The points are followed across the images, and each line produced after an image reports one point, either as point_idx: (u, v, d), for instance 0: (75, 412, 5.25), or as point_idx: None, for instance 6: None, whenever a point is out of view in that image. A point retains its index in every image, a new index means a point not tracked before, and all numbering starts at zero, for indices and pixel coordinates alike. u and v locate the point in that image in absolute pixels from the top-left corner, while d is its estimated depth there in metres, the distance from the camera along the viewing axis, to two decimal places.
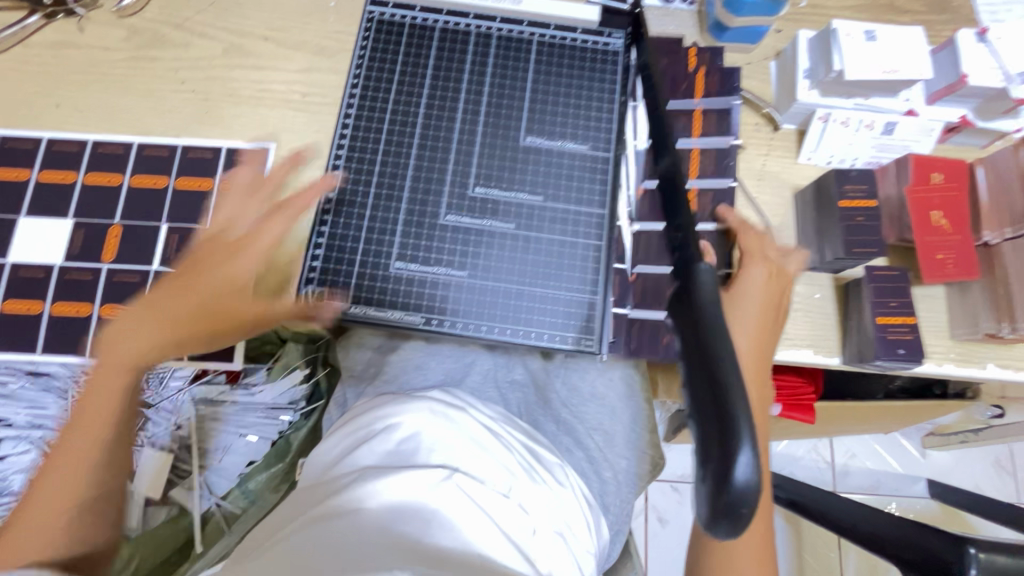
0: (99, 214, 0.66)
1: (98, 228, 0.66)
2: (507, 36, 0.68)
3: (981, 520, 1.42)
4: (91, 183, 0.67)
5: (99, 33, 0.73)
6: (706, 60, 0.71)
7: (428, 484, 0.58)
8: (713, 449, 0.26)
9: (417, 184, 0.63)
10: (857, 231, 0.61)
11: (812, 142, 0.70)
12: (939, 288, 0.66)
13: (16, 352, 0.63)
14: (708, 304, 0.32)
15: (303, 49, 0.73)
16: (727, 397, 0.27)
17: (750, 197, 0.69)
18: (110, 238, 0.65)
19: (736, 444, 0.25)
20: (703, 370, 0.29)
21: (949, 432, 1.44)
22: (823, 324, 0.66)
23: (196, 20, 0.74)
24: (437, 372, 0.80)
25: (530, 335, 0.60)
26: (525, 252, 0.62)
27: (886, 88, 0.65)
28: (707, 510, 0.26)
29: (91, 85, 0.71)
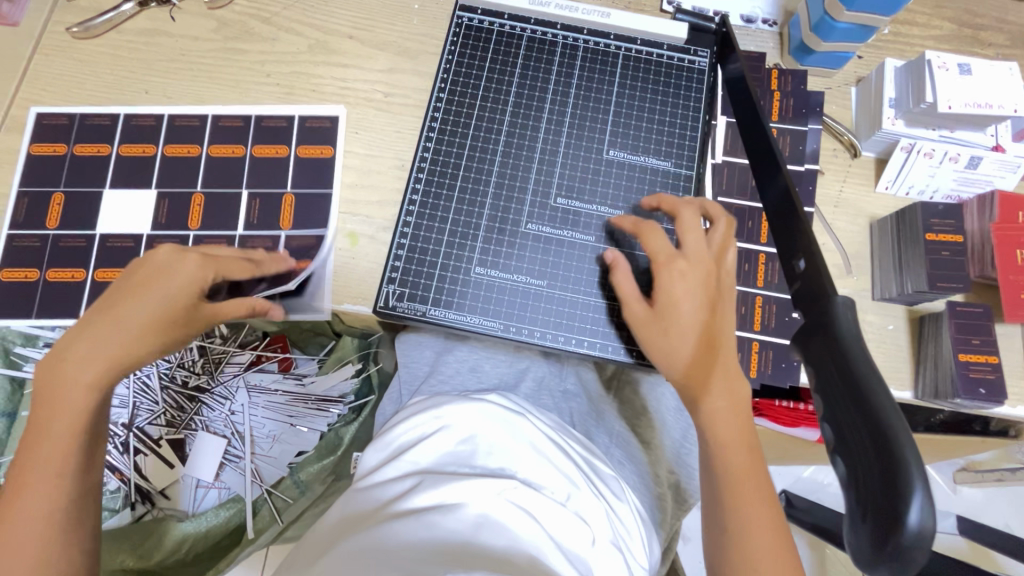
0: (180, 183, 0.68)
1: (181, 196, 0.68)
2: (594, 49, 0.69)
3: (1011, 561, 1.38)
4: (171, 155, 0.69)
5: (190, 23, 0.74)
6: (788, 84, 0.71)
7: (493, 491, 0.59)
8: (877, 495, 0.28)
9: (501, 191, 0.64)
10: (941, 265, 0.61)
11: (893, 172, 0.69)
12: (1017, 328, 0.65)
13: None
14: (854, 346, 0.32)
15: (386, 49, 0.74)
16: (894, 446, 0.28)
17: (826, 223, 0.69)
18: (194, 206, 0.67)
19: (907, 492, 0.27)
20: (860, 417, 0.30)
21: (983, 469, 1.41)
22: (897, 355, 0.65)
23: (283, 15, 0.75)
24: (493, 376, 0.80)
25: (607, 348, 0.60)
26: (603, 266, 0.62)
27: (976, 122, 0.64)
28: (869, 548, 0.28)
29: (179, 73, 0.72)
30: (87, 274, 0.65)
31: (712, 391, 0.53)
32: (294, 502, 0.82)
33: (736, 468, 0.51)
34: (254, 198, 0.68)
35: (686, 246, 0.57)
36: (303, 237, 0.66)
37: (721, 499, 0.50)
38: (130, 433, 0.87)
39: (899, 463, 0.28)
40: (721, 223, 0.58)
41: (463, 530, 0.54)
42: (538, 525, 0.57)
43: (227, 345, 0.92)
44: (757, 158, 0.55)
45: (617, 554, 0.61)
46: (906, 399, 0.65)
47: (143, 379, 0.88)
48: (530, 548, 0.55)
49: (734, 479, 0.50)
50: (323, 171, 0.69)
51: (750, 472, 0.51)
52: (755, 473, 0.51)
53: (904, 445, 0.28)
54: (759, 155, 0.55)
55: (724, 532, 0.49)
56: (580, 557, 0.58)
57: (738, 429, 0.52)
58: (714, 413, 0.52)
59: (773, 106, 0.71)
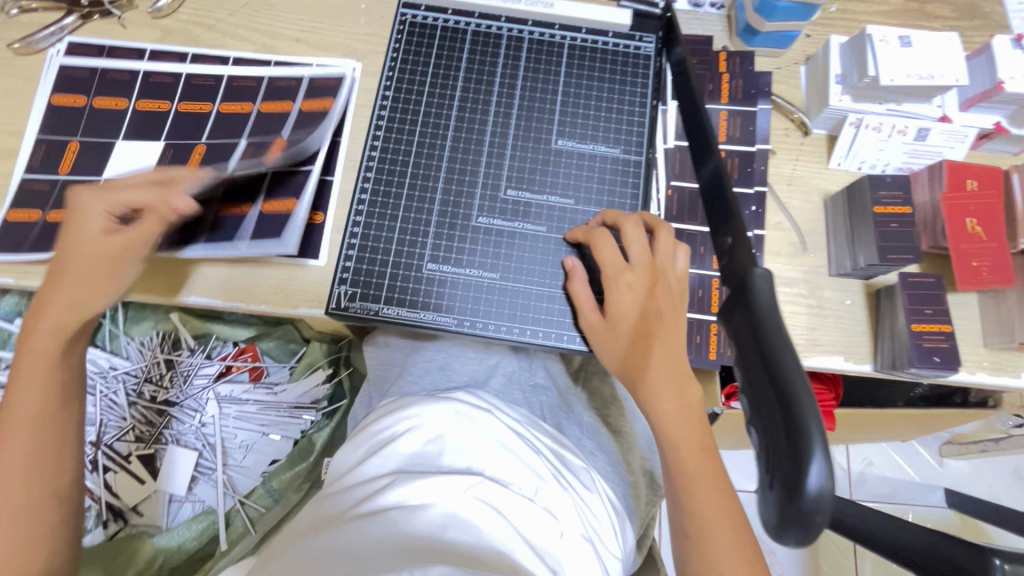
0: (182, 136, 0.69)
1: (184, 146, 0.68)
2: (539, 39, 0.69)
3: (1000, 532, 1.38)
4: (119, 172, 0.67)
5: (135, 33, 0.74)
6: (736, 65, 0.71)
7: (457, 488, 0.58)
8: (782, 457, 0.27)
9: (451, 187, 0.64)
10: (891, 237, 0.61)
11: (844, 147, 0.69)
12: (973, 296, 0.66)
13: None
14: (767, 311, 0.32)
15: (334, 51, 0.73)
16: (794, 404, 0.28)
17: (781, 202, 0.70)
18: (196, 155, 0.68)
19: (806, 452, 0.27)
20: (766, 379, 0.30)
21: (968, 441, 1.40)
22: (855, 330, 0.66)
23: (229, 22, 0.74)
24: (462, 374, 0.80)
25: (562, 339, 0.60)
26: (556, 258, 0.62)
27: (921, 93, 0.65)
28: (774, 514, 0.28)
29: (126, 83, 0.72)
30: None
31: (664, 395, 0.52)
32: (266, 511, 0.83)
33: (692, 470, 0.51)
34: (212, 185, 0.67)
35: (632, 257, 0.57)
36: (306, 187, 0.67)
37: (680, 501, 0.50)
38: (98, 451, 0.86)
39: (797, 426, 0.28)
40: (663, 232, 0.58)
41: (430, 525, 0.54)
42: (504, 520, 0.57)
43: (195, 357, 0.90)
44: (694, 137, 0.55)
45: (587, 545, 0.61)
46: (867, 372, 0.66)
47: (110, 397, 0.88)
48: (494, 542, 0.54)
49: (693, 478, 0.50)
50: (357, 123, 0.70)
51: (706, 475, 0.50)
52: (713, 472, 0.51)
53: (807, 413, 0.27)
54: (695, 131, 0.55)
55: (685, 534, 0.49)
56: (547, 549, 0.57)
57: (690, 430, 0.52)
58: (665, 416, 0.52)
59: (723, 88, 0.71)
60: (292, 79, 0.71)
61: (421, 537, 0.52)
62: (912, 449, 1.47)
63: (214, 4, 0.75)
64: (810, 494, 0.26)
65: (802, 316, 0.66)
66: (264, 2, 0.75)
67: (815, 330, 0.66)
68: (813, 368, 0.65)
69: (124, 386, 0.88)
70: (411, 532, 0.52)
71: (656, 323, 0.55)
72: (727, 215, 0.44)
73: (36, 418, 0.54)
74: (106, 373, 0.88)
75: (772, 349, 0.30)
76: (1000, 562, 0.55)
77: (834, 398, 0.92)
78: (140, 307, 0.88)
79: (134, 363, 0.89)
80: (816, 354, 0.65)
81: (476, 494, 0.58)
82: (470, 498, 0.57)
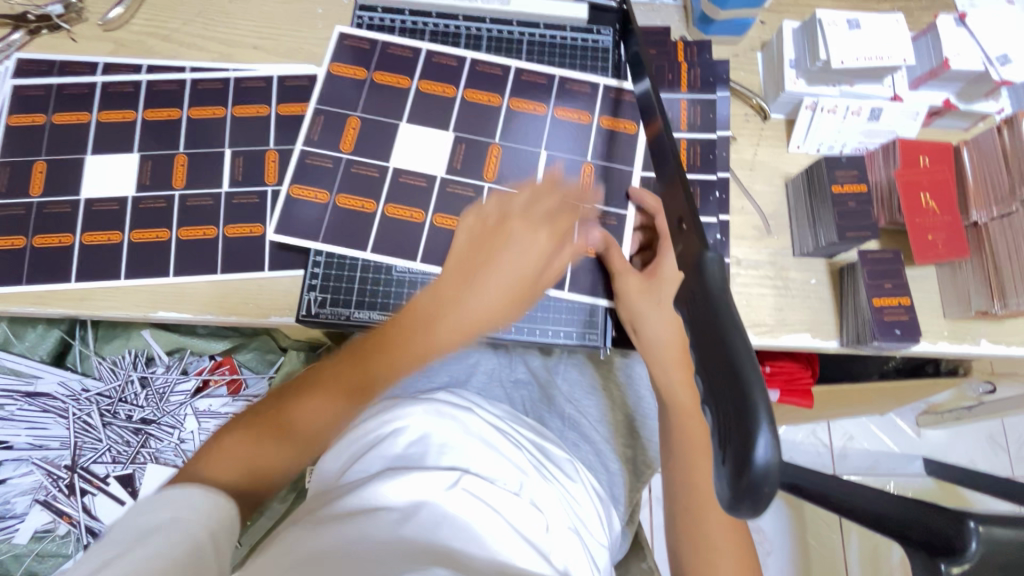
0: (162, 145, 0.69)
1: (164, 158, 0.69)
2: (496, 37, 0.72)
3: (977, 496, 1.42)
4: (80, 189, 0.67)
5: (88, 47, 0.72)
6: (694, 54, 0.72)
7: (442, 485, 0.57)
8: (733, 432, 0.28)
9: (445, 188, 0.66)
10: (849, 216, 0.63)
11: (802, 132, 0.71)
12: (930, 269, 0.68)
13: (52, 284, 0.65)
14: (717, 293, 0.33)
15: (293, 57, 0.73)
16: (743, 385, 0.28)
17: (743, 187, 0.71)
18: (178, 166, 0.68)
19: (754, 429, 0.27)
20: (716, 358, 0.30)
21: (943, 410, 1.44)
22: (820, 308, 0.67)
23: (184, 31, 0.73)
24: (442, 374, 0.80)
25: (534, 331, 0.66)
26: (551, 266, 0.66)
27: (871, 75, 0.67)
28: (727, 490, 0.28)
29: (80, 99, 0.70)
30: (75, 239, 0.66)
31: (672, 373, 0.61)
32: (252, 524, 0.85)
33: (694, 438, 0.59)
34: (189, 199, 0.68)
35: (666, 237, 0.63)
36: (365, 167, 0.66)
37: (681, 470, 0.58)
38: (74, 474, 0.85)
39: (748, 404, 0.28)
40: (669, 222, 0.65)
41: (423, 522, 0.52)
42: (494, 516, 0.56)
43: (170, 373, 0.88)
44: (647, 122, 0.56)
45: (573, 536, 0.61)
46: (835, 349, 0.67)
47: (84, 419, 0.86)
48: (482, 538, 0.53)
49: (693, 451, 0.58)
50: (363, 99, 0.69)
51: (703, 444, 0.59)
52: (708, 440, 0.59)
53: (755, 390, 0.28)
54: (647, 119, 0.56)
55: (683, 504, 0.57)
56: (537, 542, 0.56)
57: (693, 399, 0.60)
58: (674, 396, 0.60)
59: (682, 77, 0.72)
60: (261, 79, 0.72)
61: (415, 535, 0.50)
62: (890, 421, 1.51)
63: (168, 14, 0.74)
64: (757, 466, 0.26)
65: (770, 297, 0.68)
66: (219, 10, 0.74)
67: (783, 311, 0.67)
68: (782, 347, 0.67)
69: (98, 407, 0.86)
70: (402, 529, 0.51)
71: (667, 295, 0.61)
72: (676, 197, 0.43)
73: (310, 418, 0.52)
74: (78, 396, 0.86)
75: (722, 329, 0.31)
76: None
77: (810, 376, 0.94)
78: (109, 328, 0.85)
79: (107, 384, 0.86)
80: (785, 333, 0.67)
81: (464, 488, 0.57)
82: (458, 493, 0.56)
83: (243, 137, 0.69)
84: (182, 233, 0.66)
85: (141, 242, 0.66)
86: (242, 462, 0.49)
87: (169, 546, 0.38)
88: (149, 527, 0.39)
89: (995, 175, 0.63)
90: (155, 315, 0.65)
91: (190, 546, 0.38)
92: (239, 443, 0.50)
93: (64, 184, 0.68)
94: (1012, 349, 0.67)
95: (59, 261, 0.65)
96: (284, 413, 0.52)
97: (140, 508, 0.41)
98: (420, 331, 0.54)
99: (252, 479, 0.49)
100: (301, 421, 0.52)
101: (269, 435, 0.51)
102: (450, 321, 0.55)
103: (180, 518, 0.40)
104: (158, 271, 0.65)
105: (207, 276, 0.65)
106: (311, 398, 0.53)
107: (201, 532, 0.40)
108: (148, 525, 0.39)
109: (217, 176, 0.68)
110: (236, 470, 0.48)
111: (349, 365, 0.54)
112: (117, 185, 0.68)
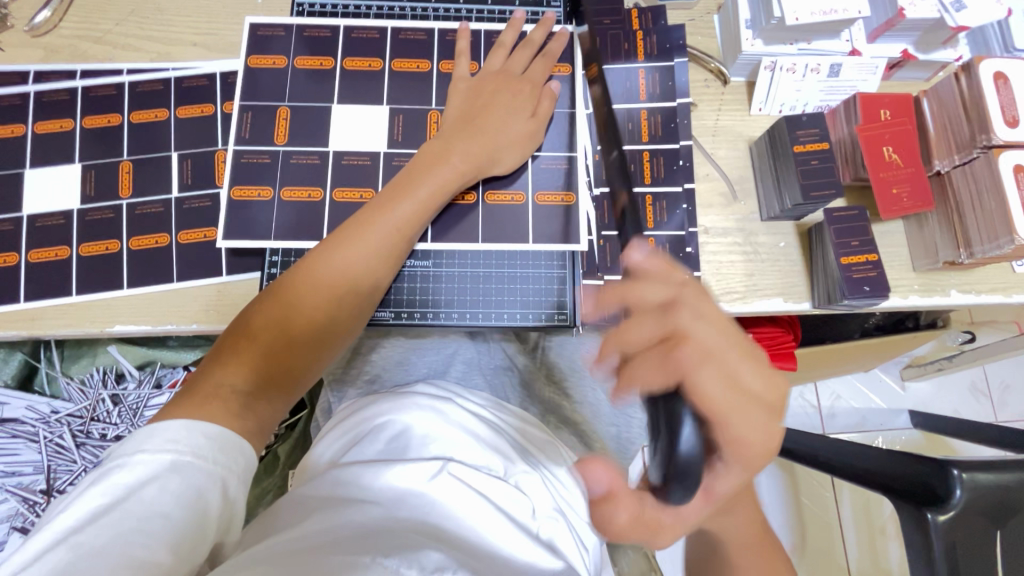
0: (106, 153, 0.66)
1: (109, 166, 0.66)
2: (445, 15, 0.71)
3: (962, 444, 1.45)
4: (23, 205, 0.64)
5: (15, 55, 0.69)
6: (648, 21, 0.71)
7: (426, 474, 0.55)
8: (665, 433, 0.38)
9: (391, 162, 0.65)
10: (812, 174, 0.62)
11: (762, 93, 0.70)
12: (897, 223, 0.68)
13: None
14: None
15: (234, 51, 0.70)
16: None
17: (707, 154, 0.70)
18: (123, 174, 0.66)
19: None
20: None
21: (926, 362, 1.45)
22: (790, 270, 0.67)
23: (117, 32, 0.70)
24: (421, 366, 0.79)
25: (503, 316, 0.66)
26: (514, 231, 0.66)
27: (828, 30, 0.65)
28: None
29: (13, 109, 0.67)
30: (21, 258, 0.63)
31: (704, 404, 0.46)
32: None
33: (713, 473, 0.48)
34: (138, 207, 0.65)
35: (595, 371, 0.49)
36: (305, 154, 0.65)
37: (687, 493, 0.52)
38: (51, 498, 0.83)
39: None
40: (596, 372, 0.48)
41: (408, 513, 0.51)
42: (483, 500, 0.54)
43: (143, 388, 0.85)
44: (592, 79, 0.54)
45: (561, 518, 0.59)
46: (807, 310, 0.67)
47: (56, 441, 0.84)
48: (472, 523, 0.51)
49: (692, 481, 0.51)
50: (312, 93, 0.66)
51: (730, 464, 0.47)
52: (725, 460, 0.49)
53: None
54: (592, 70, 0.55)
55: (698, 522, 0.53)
56: (526, 524, 0.55)
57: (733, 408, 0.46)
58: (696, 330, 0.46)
59: (638, 46, 0.70)
60: (202, 77, 0.69)
61: (405, 523, 0.49)
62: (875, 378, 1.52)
63: (97, 14, 0.70)
64: None
65: (739, 263, 0.67)
66: (153, 6, 0.71)
67: (754, 276, 0.67)
68: (755, 313, 0.67)
69: (70, 428, 0.84)
70: (389, 519, 0.49)
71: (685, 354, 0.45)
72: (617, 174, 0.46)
73: (297, 320, 0.53)
74: (48, 418, 0.84)
75: None
76: (958, 472, 0.67)
77: (791, 340, 0.94)
78: (75, 347, 0.84)
79: (77, 404, 0.84)
80: (757, 298, 0.66)
81: (449, 475, 0.55)
82: (444, 480, 0.54)
83: (188, 138, 0.67)
84: (133, 242, 0.64)
85: (90, 256, 0.64)
86: (239, 378, 0.51)
87: (170, 504, 0.41)
88: (150, 476, 0.42)
89: (954, 123, 0.62)
90: (113, 329, 0.63)
91: (193, 500, 0.42)
92: (223, 368, 0.51)
93: (3, 201, 0.65)
94: (982, 297, 0.67)
95: (5, 281, 0.63)
96: (251, 328, 0.53)
97: (144, 435, 0.44)
98: (365, 227, 0.56)
99: (254, 388, 0.51)
100: (278, 330, 0.53)
101: (253, 352, 0.52)
102: (398, 212, 0.57)
103: (180, 467, 0.43)
104: (110, 285, 0.63)
105: (163, 288, 0.64)
106: (279, 305, 0.54)
107: (205, 479, 0.43)
108: (146, 473, 0.42)
109: (166, 182, 0.66)
110: (235, 391, 0.50)
111: (302, 273, 0.54)
112: (60, 198, 0.65)
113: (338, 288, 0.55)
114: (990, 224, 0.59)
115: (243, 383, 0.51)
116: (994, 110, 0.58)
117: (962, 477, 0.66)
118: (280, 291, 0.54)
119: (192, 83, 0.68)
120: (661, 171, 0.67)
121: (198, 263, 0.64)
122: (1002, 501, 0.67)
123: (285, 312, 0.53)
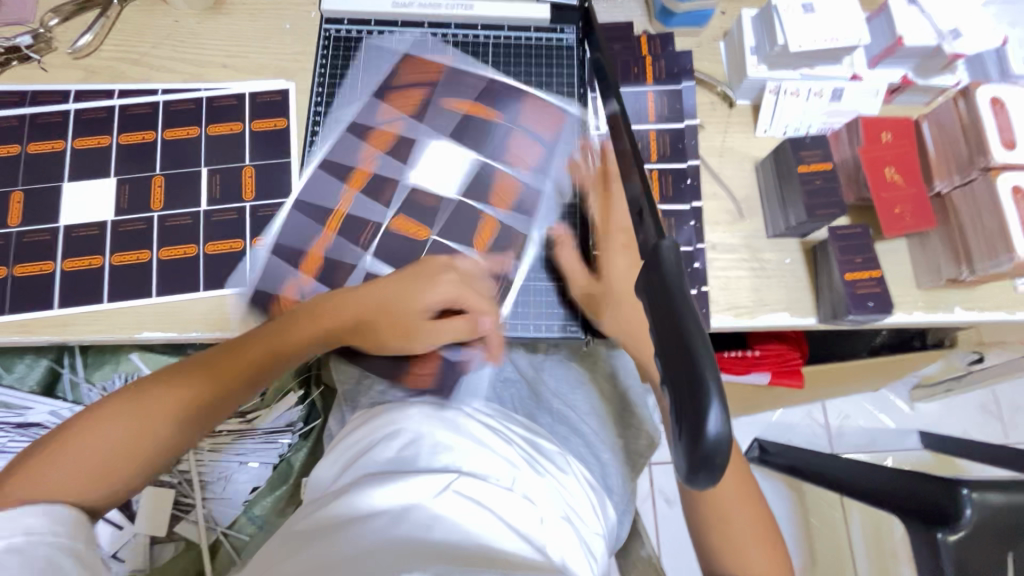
0: (140, 168, 0.70)
1: (142, 179, 0.69)
2: (463, 41, 0.75)
3: (973, 465, 1.44)
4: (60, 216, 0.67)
5: (57, 76, 0.73)
6: (657, 47, 0.74)
7: (432, 490, 0.55)
8: (689, 411, 0.30)
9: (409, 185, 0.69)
10: (817, 193, 0.64)
11: (767, 117, 0.72)
12: (901, 242, 0.69)
13: (34, 310, 0.65)
14: (671, 275, 0.36)
15: (263, 72, 0.74)
16: (695, 359, 0.31)
17: (714, 173, 0.72)
18: (155, 188, 0.69)
19: (705, 403, 0.30)
20: (671, 334, 0.33)
21: (934, 382, 1.45)
22: (796, 286, 0.69)
23: (153, 54, 0.74)
24: (433, 377, 0.80)
25: (516, 327, 0.67)
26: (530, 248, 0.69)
27: (830, 56, 0.69)
28: (686, 462, 0.31)
29: (53, 126, 0.71)
30: (56, 266, 0.66)
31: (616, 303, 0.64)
32: (251, 539, 0.88)
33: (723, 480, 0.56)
34: (168, 219, 0.68)
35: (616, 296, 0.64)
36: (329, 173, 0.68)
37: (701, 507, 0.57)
38: None
39: (700, 379, 0.31)
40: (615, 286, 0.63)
41: (412, 527, 0.51)
42: (488, 511, 0.55)
43: None
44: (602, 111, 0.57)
45: (569, 527, 0.60)
46: (813, 325, 0.69)
47: None
48: (483, 535, 0.51)
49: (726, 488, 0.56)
50: None
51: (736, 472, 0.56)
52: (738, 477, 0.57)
53: (706, 366, 0.31)
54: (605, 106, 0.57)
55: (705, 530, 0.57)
56: (532, 535, 0.55)
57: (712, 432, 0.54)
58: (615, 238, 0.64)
59: (647, 70, 0.73)
60: (232, 97, 0.72)
61: (411, 538, 0.49)
62: (884, 398, 1.51)
63: (136, 38, 0.74)
64: (711, 436, 0.29)
65: (746, 279, 0.69)
66: (188, 31, 0.75)
67: (761, 292, 0.68)
68: (762, 327, 0.68)
69: None
70: (395, 533, 0.50)
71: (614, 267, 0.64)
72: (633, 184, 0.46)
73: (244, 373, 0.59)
74: None
75: (677, 315, 0.33)
76: (969, 492, 0.67)
77: (799, 357, 0.95)
78: (99, 353, 0.87)
79: None
80: (763, 313, 0.68)
81: (455, 490, 0.55)
82: (450, 495, 0.54)
83: (217, 154, 0.70)
84: (162, 253, 0.67)
85: (121, 265, 0.67)
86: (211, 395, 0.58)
87: None
88: None
89: (954, 144, 0.64)
90: (140, 336, 0.65)
91: None
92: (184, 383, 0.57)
93: (41, 212, 0.68)
94: (985, 314, 0.68)
95: (39, 288, 0.66)
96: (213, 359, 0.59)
97: None
98: (330, 301, 0.62)
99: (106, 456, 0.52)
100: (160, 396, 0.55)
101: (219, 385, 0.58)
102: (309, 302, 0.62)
103: None
104: (140, 293, 0.66)
105: (190, 297, 0.66)
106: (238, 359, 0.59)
107: None
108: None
109: (195, 196, 0.69)
110: (176, 414, 0.55)
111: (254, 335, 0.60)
112: (96, 209, 0.68)
113: (275, 354, 0.61)
114: (989, 242, 0.61)
115: (179, 426, 0.55)
116: (991, 133, 0.61)
117: (973, 497, 0.67)
118: (248, 345, 0.60)
119: (222, 104, 0.72)
120: (669, 190, 0.70)
121: (223, 272, 0.67)
122: (1017, 522, 0.67)
123: (241, 367, 0.59)
